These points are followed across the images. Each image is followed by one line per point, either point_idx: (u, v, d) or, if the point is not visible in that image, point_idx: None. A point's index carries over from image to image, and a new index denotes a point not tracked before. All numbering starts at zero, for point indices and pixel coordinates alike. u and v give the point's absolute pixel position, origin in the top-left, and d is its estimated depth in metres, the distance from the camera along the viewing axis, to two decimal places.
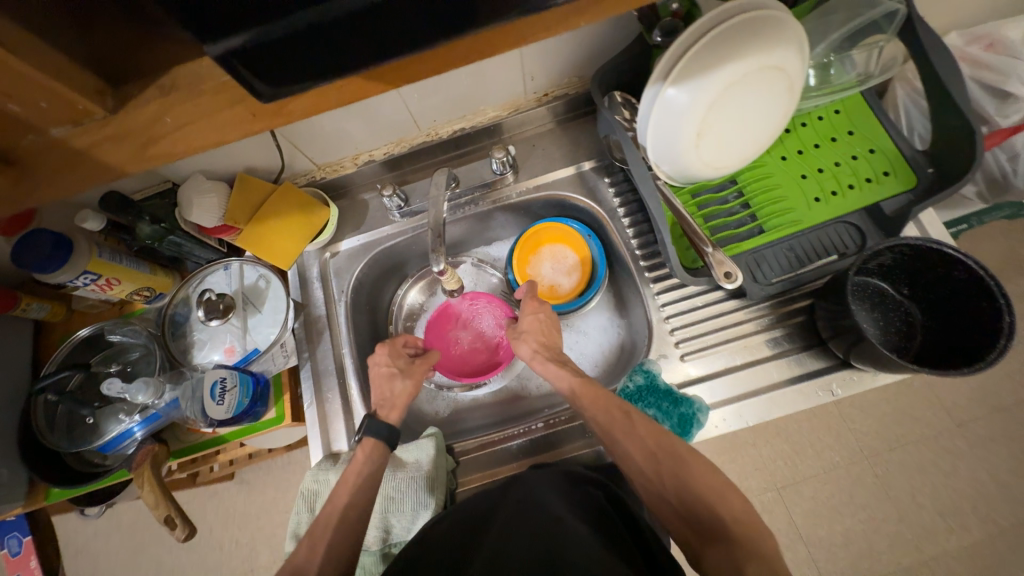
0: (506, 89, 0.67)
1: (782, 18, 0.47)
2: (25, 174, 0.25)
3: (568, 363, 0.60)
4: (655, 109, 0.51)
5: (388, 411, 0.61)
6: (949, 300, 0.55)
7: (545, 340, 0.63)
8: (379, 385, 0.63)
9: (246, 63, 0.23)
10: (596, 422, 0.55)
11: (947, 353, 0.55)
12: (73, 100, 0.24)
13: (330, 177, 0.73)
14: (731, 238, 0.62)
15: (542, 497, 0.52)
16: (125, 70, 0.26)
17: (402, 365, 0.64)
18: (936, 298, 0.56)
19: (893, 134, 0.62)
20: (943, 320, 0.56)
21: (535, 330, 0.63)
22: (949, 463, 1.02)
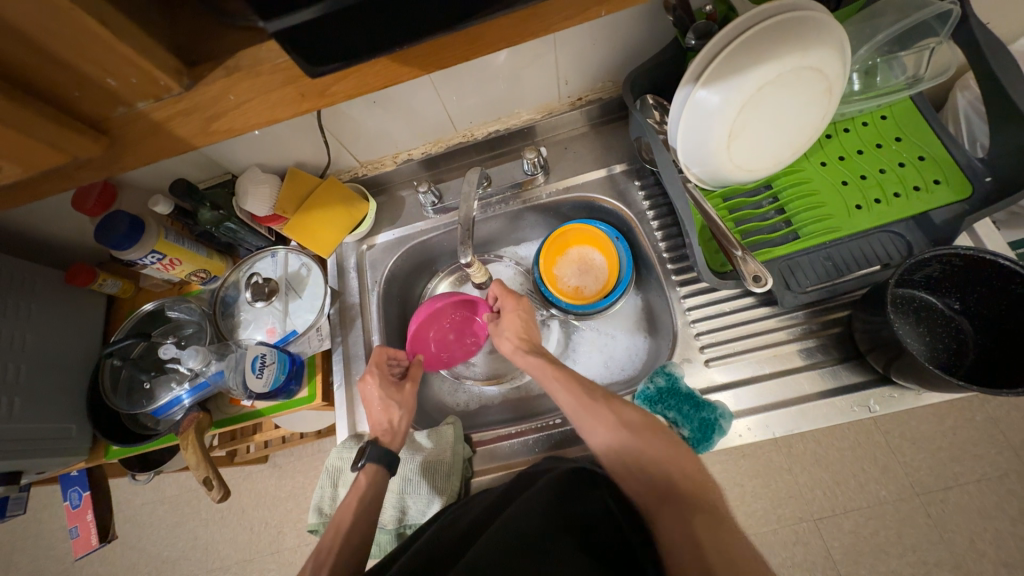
0: (540, 93, 0.70)
1: (820, 18, 0.47)
2: (125, 137, 0.30)
3: (548, 357, 0.64)
4: (685, 110, 0.51)
5: (389, 438, 0.62)
6: (1007, 316, 0.51)
7: (525, 337, 0.67)
8: (376, 417, 0.63)
9: (295, 41, 0.25)
10: (611, 435, 0.54)
11: (1002, 375, 0.51)
12: (155, 76, 0.27)
13: (371, 174, 0.78)
14: (763, 243, 0.60)
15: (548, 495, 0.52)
16: (198, 50, 0.29)
17: (393, 394, 0.64)
18: (991, 314, 0.53)
19: (946, 141, 0.59)
20: (998, 338, 0.52)
21: (514, 327, 0.68)
22: (1019, 510, 0.93)
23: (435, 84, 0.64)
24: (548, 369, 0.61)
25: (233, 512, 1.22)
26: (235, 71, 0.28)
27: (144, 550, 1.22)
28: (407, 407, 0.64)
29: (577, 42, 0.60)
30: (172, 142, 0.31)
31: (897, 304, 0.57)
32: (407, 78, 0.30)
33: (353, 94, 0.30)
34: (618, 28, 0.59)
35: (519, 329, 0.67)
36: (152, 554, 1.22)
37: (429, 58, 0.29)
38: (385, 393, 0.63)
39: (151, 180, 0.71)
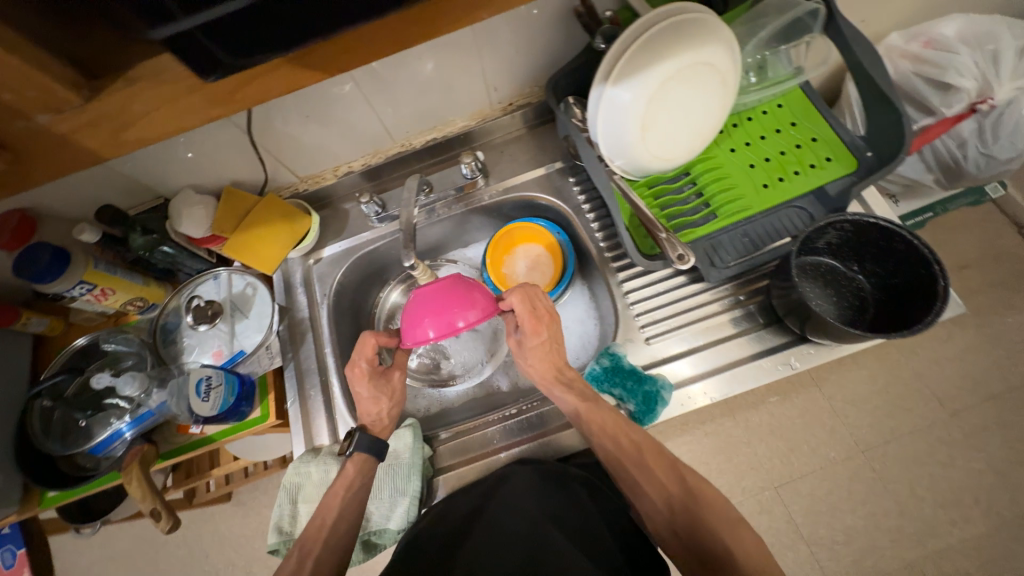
0: (472, 100, 0.73)
1: (705, 19, 0.53)
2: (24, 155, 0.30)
3: (576, 386, 0.60)
4: (601, 107, 0.56)
5: (379, 428, 0.63)
6: (896, 272, 0.58)
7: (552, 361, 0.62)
8: (365, 407, 0.63)
9: (188, 48, 0.27)
10: (631, 468, 0.54)
11: (896, 323, 0.58)
12: (54, 90, 0.27)
13: (312, 189, 0.78)
14: (686, 225, 0.66)
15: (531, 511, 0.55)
16: (100, 66, 0.30)
17: (381, 388, 0.63)
18: (884, 271, 0.59)
19: (832, 123, 0.67)
20: (892, 292, 0.59)
21: (540, 351, 0.62)
22: (945, 454, 1.04)
23: (368, 97, 0.66)
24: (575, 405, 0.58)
25: (196, 557, 1.15)
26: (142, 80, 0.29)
27: None
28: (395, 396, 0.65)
29: (500, 50, 0.64)
30: (78, 155, 0.31)
31: (808, 270, 0.63)
32: (313, 82, 0.32)
33: (266, 97, 0.32)
34: (536, 36, 0.64)
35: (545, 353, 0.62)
36: None
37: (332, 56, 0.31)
38: (373, 386, 0.63)
39: (77, 209, 0.68)
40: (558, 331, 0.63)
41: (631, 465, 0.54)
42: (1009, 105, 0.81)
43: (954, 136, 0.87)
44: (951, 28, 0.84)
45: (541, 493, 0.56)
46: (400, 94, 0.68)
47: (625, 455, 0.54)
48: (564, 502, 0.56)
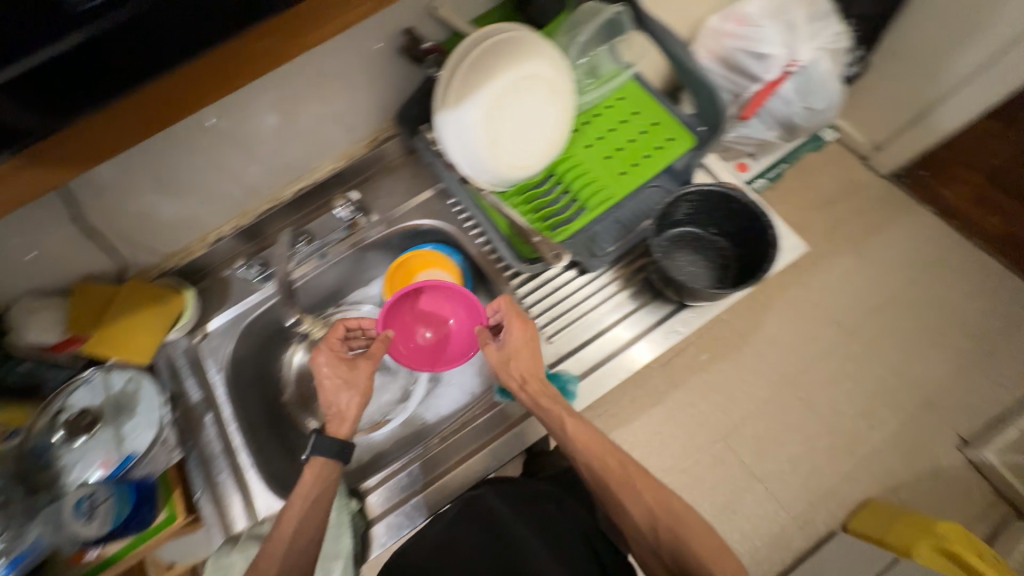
0: (332, 142, 0.72)
1: (517, 36, 0.57)
2: None
3: (561, 403, 0.58)
4: (447, 132, 0.58)
5: (337, 425, 0.60)
6: (742, 228, 0.66)
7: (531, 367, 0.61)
8: (325, 397, 0.61)
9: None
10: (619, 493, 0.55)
11: (751, 272, 0.66)
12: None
13: (182, 264, 0.74)
14: (562, 223, 0.69)
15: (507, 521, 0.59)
16: None
17: (345, 376, 0.61)
18: (733, 229, 0.67)
19: (666, 106, 0.73)
20: (743, 246, 0.67)
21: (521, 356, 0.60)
22: None
23: (216, 160, 0.64)
24: (563, 421, 0.57)
25: None
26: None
27: None
28: (355, 387, 0.61)
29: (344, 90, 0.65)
30: None
31: (673, 242, 0.70)
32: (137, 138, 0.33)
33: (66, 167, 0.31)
34: (377, 71, 0.65)
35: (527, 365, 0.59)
36: None
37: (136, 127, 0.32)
38: (335, 371, 0.61)
39: None
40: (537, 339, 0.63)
41: (617, 489, 0.55)
42: (813, 64, 0.95)
43: (780, 97, 0.99)
44: (755, 4, 0.92)
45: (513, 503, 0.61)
46: (254, 149, 0.66)
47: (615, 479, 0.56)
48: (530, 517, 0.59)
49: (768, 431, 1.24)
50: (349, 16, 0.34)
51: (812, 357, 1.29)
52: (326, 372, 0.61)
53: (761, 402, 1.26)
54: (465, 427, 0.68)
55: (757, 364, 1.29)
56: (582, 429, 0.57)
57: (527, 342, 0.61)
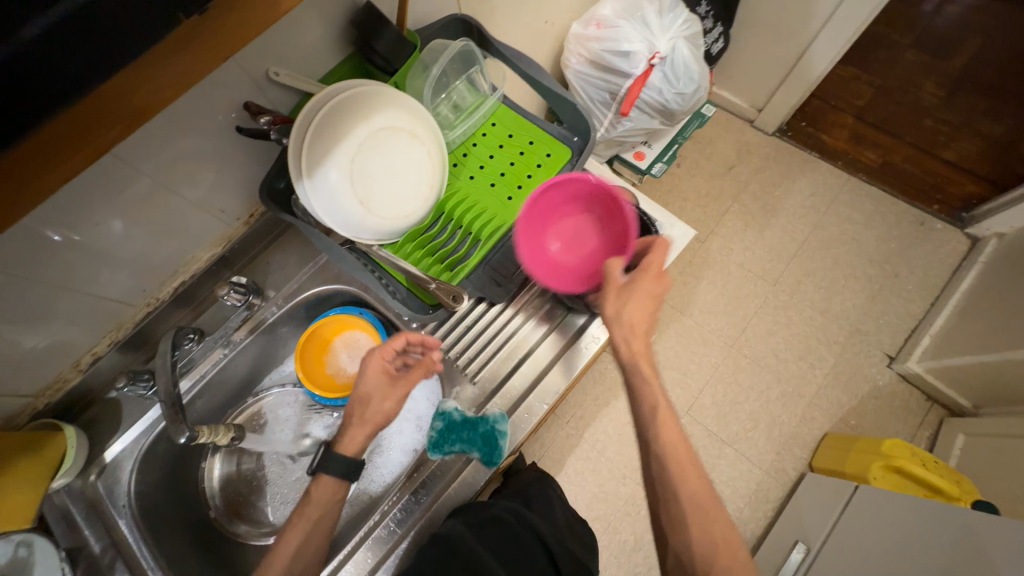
0: (204, 229, 0.67)
1: (359, 92, 0.55)
2: None
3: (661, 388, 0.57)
4: (312, 201, 0.55)
5: (350, 437, 0.60)
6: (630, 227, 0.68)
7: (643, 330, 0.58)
8: (365, 391, 0.61)
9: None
10: (695, 515, 0.52)
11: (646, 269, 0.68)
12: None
13: (57, 398, 0.65)
14: (460, 262, 0.67)
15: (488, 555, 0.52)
16: None
17: (385, 381, 0.61)
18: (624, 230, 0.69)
19: (540, 123, 0.74)
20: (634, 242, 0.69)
21: (638, 319, 0.56)
22: None
23: (65, 283, 0.57)
24: (658, 401, 0.56)
25: None
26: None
27: None
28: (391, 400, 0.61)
29: (197, 177, 0.60)
30: None
31: None
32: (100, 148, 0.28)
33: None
34: (230, 152, 0.61)
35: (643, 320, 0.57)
36: None
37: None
38: (382, 376, 0.61)
39: None
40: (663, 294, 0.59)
41: (693, 517, 0.52)
42: (674, 52, 1.00)
43: (652, 87, 1.03)
44: (609, 7, 0.98)
45: (484, 531, 0.54)
46: (115, 257, 0.59)
47: (697, 493, 0.53)
48: (494, 539, 0.55)
49: (724, 394, 1.29)
50: (132, 106, 0.28)
51: (747, 314, 1.36)
52: (370, 372, 0.60)
53: (713, 369, 1.31)
54: (406, 492, 0.61)
55: (700, 333, 1.34)
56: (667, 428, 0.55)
57: (653, 295, 0.57)
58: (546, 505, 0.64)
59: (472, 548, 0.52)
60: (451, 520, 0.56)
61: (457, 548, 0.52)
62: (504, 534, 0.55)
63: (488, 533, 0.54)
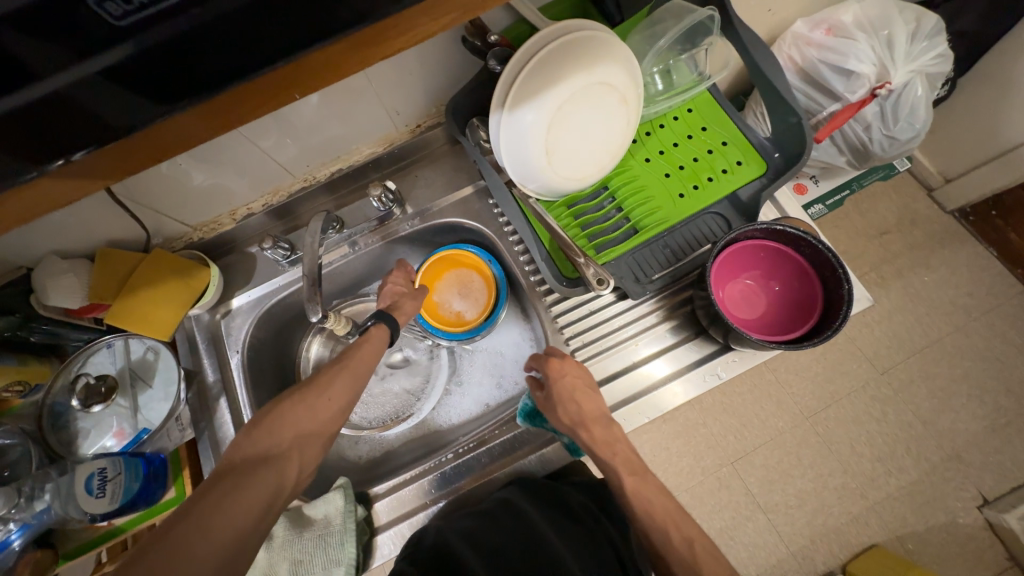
0: (373, 125, 0.67)
1: (595, 37, 0.50)
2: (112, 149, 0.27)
3: (623, 454, 0.52)
4: (501, 134, 0.53)
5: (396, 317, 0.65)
6: (788, 286, 0.59)
7: (578, 407, 0.55)
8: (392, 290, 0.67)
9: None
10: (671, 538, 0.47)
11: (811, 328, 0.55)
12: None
13: (208, 236, 0.71)
14: (608, 243, 0.64)
15: (547, 529, 0.54)
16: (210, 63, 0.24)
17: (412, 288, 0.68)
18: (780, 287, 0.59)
19: (741, 125, 0.66)
20: (789, 304, 0.59)
21: (573, 390, 0.56)
22: (880, 410, 1.11)
23: (250, 138, 0.59)
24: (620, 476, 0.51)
25: None
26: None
27: None
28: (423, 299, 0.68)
29: (389, 72, 0.59)
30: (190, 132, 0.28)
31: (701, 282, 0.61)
32: (428, 34, 0.27)
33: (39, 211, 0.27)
34: (430, 58, 0.60)
35: (586, 403, 0.56)
36: None
37: (154, 141, 0.27)
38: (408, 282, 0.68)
39: None
40: (602, 407, 0.56)
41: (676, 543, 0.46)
42: (905, 88, 0.85)
43: (859, 120, 0.90)
44: (850, 13, 0.84)
45: (546, 508, 0.57)
46: (295, 127, 0.61)
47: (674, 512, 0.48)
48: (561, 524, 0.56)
49: (779, 462, 1.09)
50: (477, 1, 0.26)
51: (837, 392, 1.13)
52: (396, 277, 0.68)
53: (777, 432, 1.11)
54: (483, 447, 0.63)
55: (778, 394, 1.13)
56: (647, 491, 0.50)
57: (583, 386, 0.57)
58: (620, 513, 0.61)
59: (528, 513, 0.55)
60: (512, 485, 0.60)
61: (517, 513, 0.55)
62: (567, 520, 0.56)
63: (550, 508, 0.57)
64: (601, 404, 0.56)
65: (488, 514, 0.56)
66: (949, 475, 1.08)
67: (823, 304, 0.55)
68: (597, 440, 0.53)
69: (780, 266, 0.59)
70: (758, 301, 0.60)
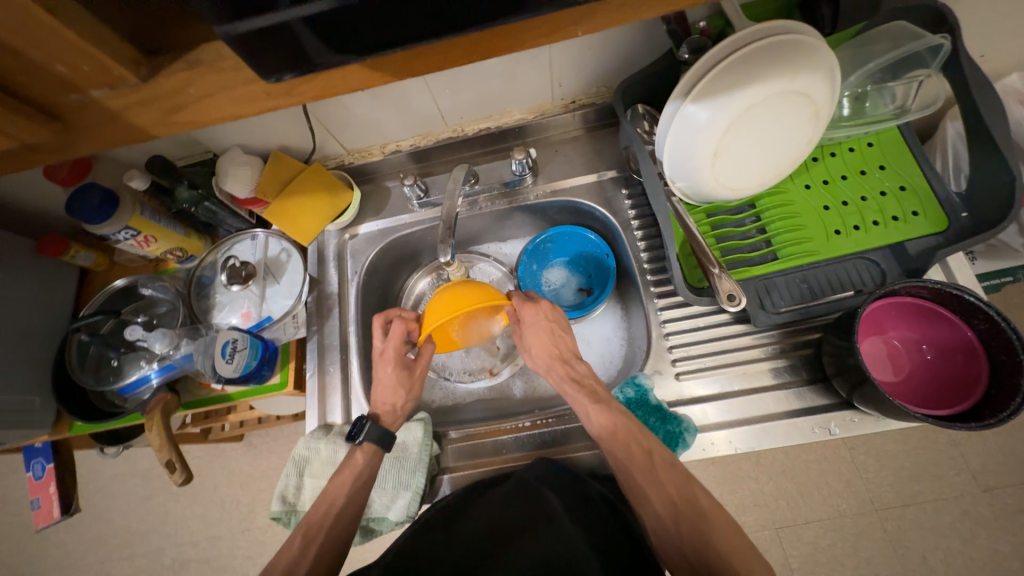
0: (533, 93, 0.69)
1: (810, 43, 0.47)
2: (408, 57, 0.31)
3: (588, 385, 0.59)
4: (673, 124, 0.51)
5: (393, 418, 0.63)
6: (947, 358, 0.53)
7: (553, 349, 0.62)
8: (385, 396, 0.63)
9: (248, 41, 0.26)
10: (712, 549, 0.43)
11: (970, 412, 0.49)
12: (109, 66, 0.30)
13: (357, 163, 0.77)
14: (742, 261, 0.61)
15: (570, 524, 0.50)
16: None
17: (407, 382, 0.64)
18: (934, 356, 0.53)
19: (929, 174, 0.60)
20: (942, 377, 0.53)
21: (540, 337, 0.62)
22: (967, 527, 0.91)
23: (427, 80, 0.62)
24: (586, 408, 0.56)
25: (204, 488, 1.22)
26: (198, 63, 0.31)
27: (112, 524, 1.23)
28: (413, 389, 0.65)
29: (572, 44, 0.59)
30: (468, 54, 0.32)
31: (829, 358, 0.55)
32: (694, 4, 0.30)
33: (323, 92, 0.33)
34: (615, 38, 0.59)
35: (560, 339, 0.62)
36: (119, 529, 1.22)
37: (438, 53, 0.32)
38: (399, 375, 0.64)
39: (130, 155, 0.68)
40: (568, 341, 0.62)
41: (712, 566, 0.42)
42: None
43: None
44: None
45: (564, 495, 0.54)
46: (461, 79, 0.63)
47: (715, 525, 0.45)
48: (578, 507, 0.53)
49: (831, 545, 0.94)
50: None
51: (920, 494, 0.94)
52: (387, 374, 0.63)
53: (836, 514, 0.96)
54: (558, 425, 0.64)
55: (850, 475, 0.97)
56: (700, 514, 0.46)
57: (550, 328, 0.62)
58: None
59: (547, 505, 0.53)
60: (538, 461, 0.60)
61: (534, 501, 0.54)
62: (590, 512, 0.53)
63: (573, 501, 0.54)
64: (573, 344, 0.63)
65: (511, 496, 0.56)
66: None
67: (987, 387, 0.49)
68: (565, 379, 0.60)
69: (940, 333, 0.53)
70: (900, 364, 0.55)
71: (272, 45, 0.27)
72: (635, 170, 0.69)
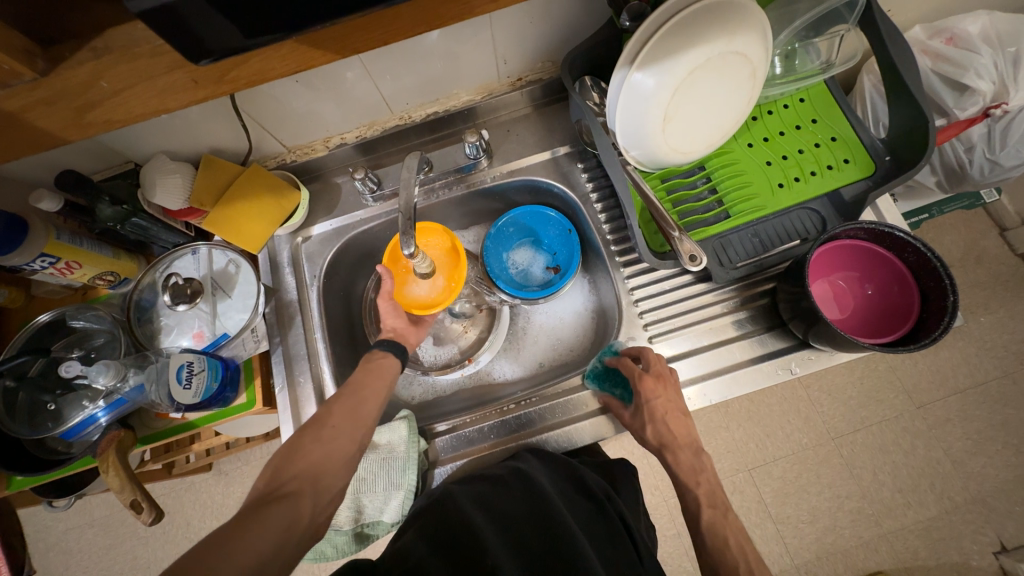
0: (478, 74, 0.68)
1: (743, 4, 0.48)
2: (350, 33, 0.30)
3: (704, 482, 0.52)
4: (624, 94, 0.52)
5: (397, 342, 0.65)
6: (884, 290, 0.58)
7: (668, 432, 0.54)
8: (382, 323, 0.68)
9: (167, 19, 0.24)
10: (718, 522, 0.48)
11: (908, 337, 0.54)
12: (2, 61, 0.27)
13: (301, 160, 0.72)
14: (698, 223, 0.64)
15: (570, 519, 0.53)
16: None
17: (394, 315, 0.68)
18: (873, 291, 0.59)
19: (854, 123, 0.64)
20: (880, 309, 0.58)
21: (662, 415, 0.54)
22: (908, 442, 1.01)
23: (366, 66, 0.59)
24: (696, 505, 0.51)
25: (175, 525, 1.15)
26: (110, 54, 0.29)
27: None
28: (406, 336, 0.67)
29: (514, 20, 0.58)
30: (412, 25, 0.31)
31: (786, 305, 0.58)
32: None
33: (258, 79, 0.32)
34: (555, 11, 0.59)
35: (678, 429, 0.55)
36: None
37: (381, 25, 0.30)
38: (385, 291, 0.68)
39: (35, 173, 0.61)
40: (687, 428, 0.55)
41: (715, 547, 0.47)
42: None
43: (962, 140, 0.85)
44: (977, 25, 0.79)
45: (563, 489, 0.56)
46: (402, 63, 0.60)
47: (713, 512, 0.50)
48: (575, 502, 0.56)
49: (797, 476, 1.03)
50: None
51: (867, 418, 1.03)
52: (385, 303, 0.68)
53: (799, 448, 1.04)
54: (542, 405, 0.64)
55: (807, 411, 1.06)
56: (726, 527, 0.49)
57: (671, 410, 0.55)
58: (631, 498, 0.64)
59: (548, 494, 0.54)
60: (534, 458, 0.59)
61: (535, 487, 0.54)
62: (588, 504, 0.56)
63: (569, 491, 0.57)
64: (691, 429, 0.55)
65: (499, 482, 0.55)
66: (972, 518, 0.97)
67: (919, 313, 0.54)
68: (680, 465, 0.53)
69: (877, 271, 0.58)
70: (845, 301, 0.60)
71: (203, 26, 0.25)
72: (589, 144, 0.69)
